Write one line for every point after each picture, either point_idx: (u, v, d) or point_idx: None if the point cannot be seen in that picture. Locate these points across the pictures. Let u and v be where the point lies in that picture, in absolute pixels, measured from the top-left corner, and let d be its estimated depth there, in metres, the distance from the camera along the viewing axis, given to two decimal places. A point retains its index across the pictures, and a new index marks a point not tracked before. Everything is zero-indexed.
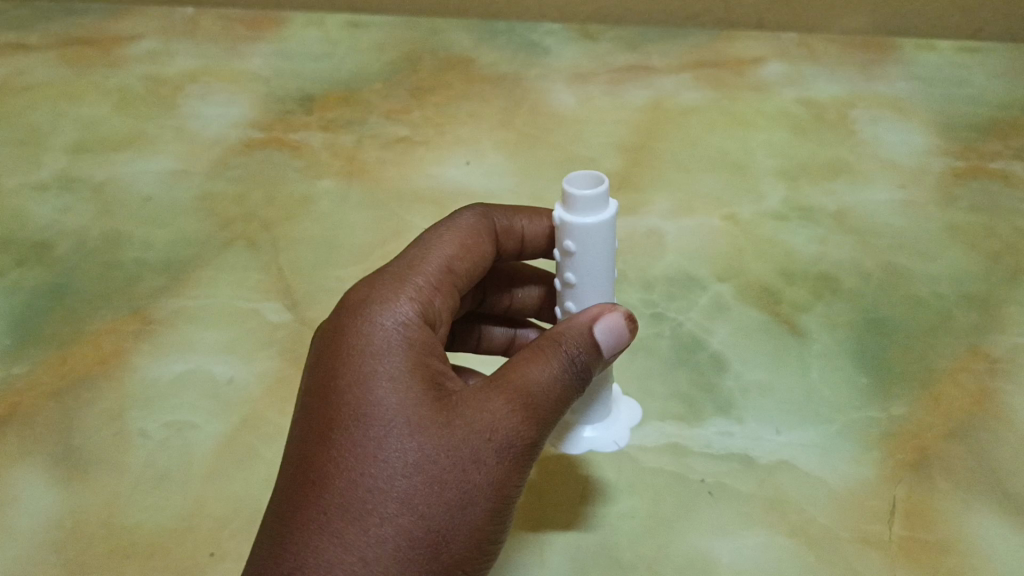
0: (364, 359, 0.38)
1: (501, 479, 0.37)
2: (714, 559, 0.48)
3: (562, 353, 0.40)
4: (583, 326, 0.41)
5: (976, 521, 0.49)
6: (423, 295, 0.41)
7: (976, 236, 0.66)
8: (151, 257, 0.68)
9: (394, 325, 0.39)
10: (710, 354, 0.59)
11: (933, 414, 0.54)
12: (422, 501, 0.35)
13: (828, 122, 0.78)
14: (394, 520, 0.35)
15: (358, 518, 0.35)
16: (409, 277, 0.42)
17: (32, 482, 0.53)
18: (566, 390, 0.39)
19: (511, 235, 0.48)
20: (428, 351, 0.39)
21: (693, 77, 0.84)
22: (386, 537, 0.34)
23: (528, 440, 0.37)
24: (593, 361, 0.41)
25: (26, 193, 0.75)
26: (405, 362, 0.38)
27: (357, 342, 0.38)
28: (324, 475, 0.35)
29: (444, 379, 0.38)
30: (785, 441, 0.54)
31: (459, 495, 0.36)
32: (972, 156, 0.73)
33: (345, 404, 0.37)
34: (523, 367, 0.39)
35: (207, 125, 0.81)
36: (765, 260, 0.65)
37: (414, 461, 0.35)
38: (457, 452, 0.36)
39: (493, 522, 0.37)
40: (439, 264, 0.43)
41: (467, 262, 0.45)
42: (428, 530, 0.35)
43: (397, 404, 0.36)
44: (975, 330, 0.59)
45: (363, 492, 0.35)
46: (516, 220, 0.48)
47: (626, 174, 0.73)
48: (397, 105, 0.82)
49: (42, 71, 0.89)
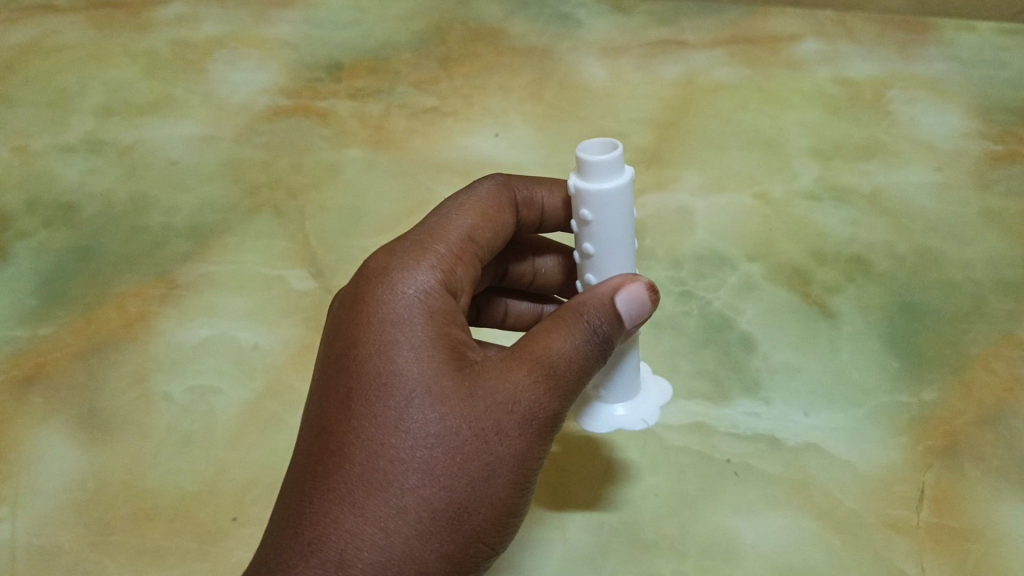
0: (386, 328, 0.37)
1: (523, 452, 0.36)
2: (739, 541, 0.48)
3: (583, 323, 0.39)
4: (604, 296, 0.40)
5: (1004, 509, 0.49)
6: (446, 263, 0.40)
7: (1012, 221, 0.65)
8: (177, 221, 0.68)
9: (416, 294, 0.38)
10: (738, 334, 0.58)
11: (965, 401, 0.54)
12: (443, 473, 0.35)
13: (863, 102, 0.76)
14: (416, 491, 0.34)
15: (379, 489, 0.34)
16: (431, 245, 0.41)
17: (57, 441, 0.53)
18: (587, 362, 0.39)
19: (532, 206, 0.47)
20: (450, 321, 0.38)
21: (726, 53, 0.82)
22: (408, 508, 0.34)
23: (551, 412, 0.37)
24: (615, 332, 0.40)
25: (53, 154, 0.75)
26: (426, 332, 0.37)
27: (379, 311, 0.38)
28: (344, 445, 0.35)
29: (466, 350, 0.38)
30: (812, 423, 0.53)
31: (482, 467, 0.35)
32: (1010, 139, 0.71)
33: (366, 374, 0.36)
34: (545, 339, 0.38)
35: (235, 91, 0.81)
36: (797, 240, 0.64)
37: (436, 431, 0.35)
38: (479, 423, 0.35)
39: (516, 494, 0.36)
40: (461, 233, 0.42)
41: (489, 232, 0.44)
42: (450, 501, 0.35)
43: (418, 373, 0.36)
44: (1009, 316, 0.58)
45: (385, 462, 0.34)
46: (536, 191, 0.47)
47: (656, 150, 0.72)
48: (425, 75, 0.81)
49: (71, 33, 0.89)
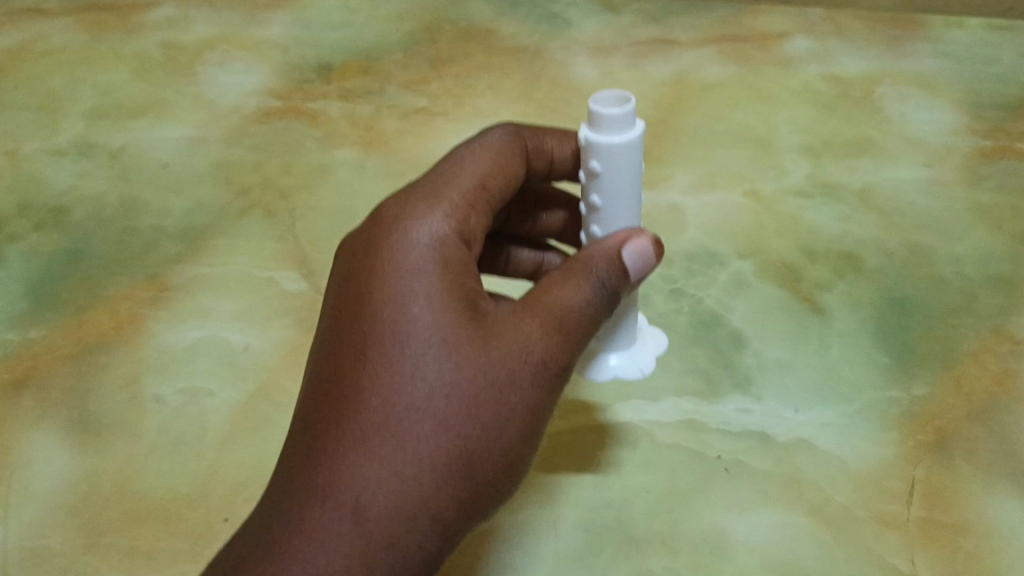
0: (403, 276, 0.38)
1: (534, 402, 0.37)
2: (730, 537, 0.48)
3: (592, 276, 0.40)
4: (612, 248, 0.41)
5: (995, 504, 0.49)
6: (459, 211, 0.41)
7: (1001, 217, 0.65)
8: (168, 223, 0.68)
9: (431, 241, 0.39)
10: (729, 331, 0.59)
11: (954, 396, 0.54)
12: (458, 421, 0.35)
13: (853, 100, 0.76)
14: (431, 439, 0.35)
15: (394, 436, 0.35)
16: (443, 193, 0.42)
17: (49, 445, 0.53)
18: (595, 314, 0.40)
19: (542, 155, 0.49)
20: (464, 269, 0.39)
21: (716, 51, 0.82)
22: (423, 455, 0.35)
23: (561, 363, 0.38)
24: (621, 286, 0.41)
25: (44, 158, 0.74)
26: (442, 280, 0.38)
27: (395, 257, 0.39)
28: (360, 390, 0.36)
29: (479, 299, 0.39)
30: (803, 419, 0.53)
31: (496, 416, 0.36)
32: (999, 135, 0.71)
33: (382, 320, 0.37)
34: (556, 291, 0.39)
35: (225, 93, 0.80)
36: (787, 237, 0.64)
37: (452, 380, 0.36)
38: (493, 373, 0.36)
39: (525, 443, 0.37)
40: (473, 181, 0.43)
41: (500, 181, 0.45)
42: (465, 449, 0.35)
43: (434, 322, 0.37)
44: (999, 311, 0.58)
45: (401, 410, 0.35)
46: (546, 141, 0.49)
47: (647, 149, 0.72)
48: (416, 75, 0.81)
49: (61, 36, 0.89)
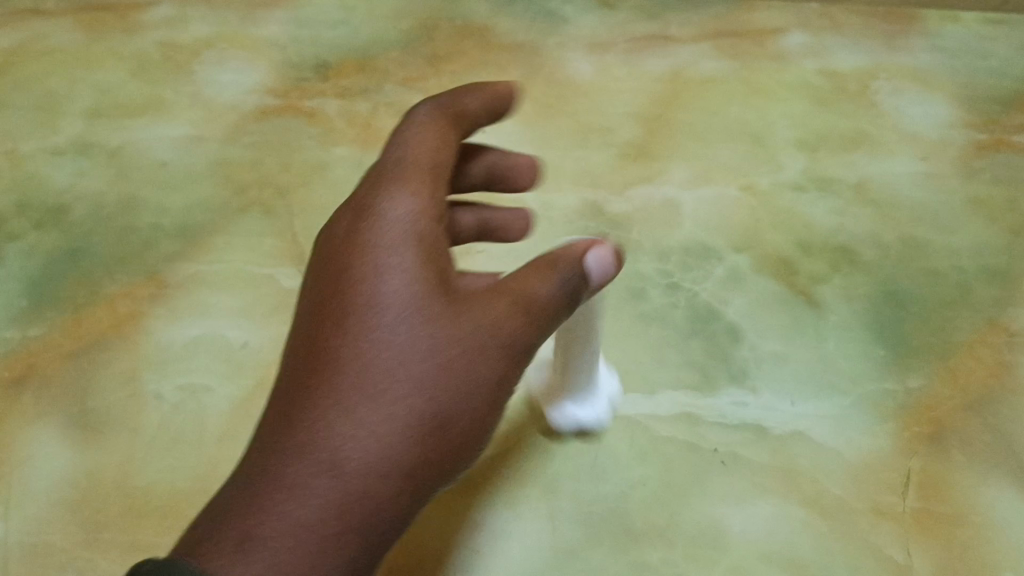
0: (380, 248, 0.40)
1: (499, 380, 0.40)
2: (727, 529, 0.50)
3: (560, 272, 0.42)
4: (577, 253, 0.43)
5: (988, 493, 0.52)
6: (431, 186, 0.42)
7: (997, 210, 0.66)
8: (166, 221, 0.68)
9: (406, 216, 0.41)
10: (725, 325, 0.59)
11: (950, 387, 0.56)
12: (429, 389, 0.38)
13: (849, 94, 0.76)
14: (404, 403, 0.37)
15: (370, 400, 0.37)
16: (412, 166, 0.43)
17: (48, 441, 0.54)
18: (559, 306, 0.42)
19: (464, 116, 0.47)
20: (437, 245, 0.41)
21: (713, 47, 0.80)
22: (397, 417, 0.37)
23: (524, 347, 0.41)
24: (584, 286, 0.43)
25: (41, 157, 0.74)
26: (418, 257, 0.40)
27: (372, 232, 0.40)
28: (338, 357, 0.38)
29: (449, 276, 0.41)
30: (799, 412, 0.55)
31: (462, 390, 0.39)
32: (995, 128, 0.72)
33: (358, 294, 0.39)
34: (526, 280, 0.42)
35: (223, 92, 0.79)
36: (783, 231, 0.65)
37: (425, 349, 0.38)
38: (463, 347, 0.39)
39: (487, 419, 0.40)
40: (433, 154, 0.44)
41: (448, 153, 0.45)
42: (435, 415, 0.38)
43: (410, 297, 0.39)
44: (994, 303, 0.60)
45: (376, 376, 0.37)
46: (464, 99, 0.47)
47: (643, 143, 0.72)
48: (414, 73, 0.80)
49: (42, 21, 0.85)
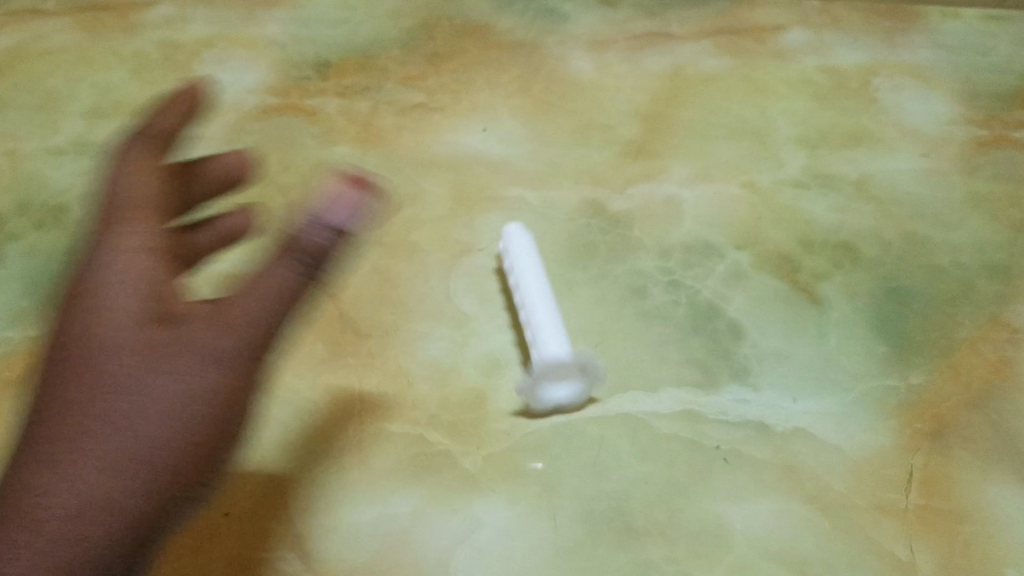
0: (98, 292, 0.50)
1: (215, 389, 0.49)
2: (730, 526, 0.51)
3: (291, 258, 0.50)
4: (304, 224, 0.50)
5: (991, 489, 0.52)
6: (146, 240, 0.52)
7: (999, 206, 0.66)
8: (168, 221, 0.67)
9: (115, 262, 0.51)
10: (727, 322, 0.59)
11: (953, 383, 0.56)
12: (138, 417, 0.47)
13: (850, 90, 0.76)
14: (113, 440, 0.47)
15: (95, 435, 0.46)
16: (130, 206, 0.53)
17: None
18: (289, 287, 0.50)
19: (144, 167, 0.64)
20: (154, 292, 0.50)
21: (714, 43, 0.80)
22: (113, 447, 0.46)
23: (234, 371, 0.49)
24: (317, 261, 0.50)
25: (43, 158, 0.74)
26: (134, 292, 0.50)
27: (94, 288, 0.50)
28: (68, 400, 0.48)
29: (166, 313, 0.50)
30: (801, 409, 0.55)
31: (168, 410, 0.47)
32: (995, 124, 0.72)
33: (78, 346, 0.49)
34: (237, 306, 0.50)
35: (224, 91, 0.79)
36: (785, 227, 0.65)
37: (141, 380, 0.48)
38: (150, 374, 0.48)
39: (218, 425, 0.49)
40: (148, 198, 0.54)
41: (149, 206, 0.54)
42: (161, 444, 0.47)
43: (120, 339, 0.49)
44: (996, 299, 0.61)
45: (105, 410, 0.47)
46: (126, 161, 0.64)
47: (644, 141, 0.72)
48: (413, 71, 0.80)
49: (40, 20, 0.85)
